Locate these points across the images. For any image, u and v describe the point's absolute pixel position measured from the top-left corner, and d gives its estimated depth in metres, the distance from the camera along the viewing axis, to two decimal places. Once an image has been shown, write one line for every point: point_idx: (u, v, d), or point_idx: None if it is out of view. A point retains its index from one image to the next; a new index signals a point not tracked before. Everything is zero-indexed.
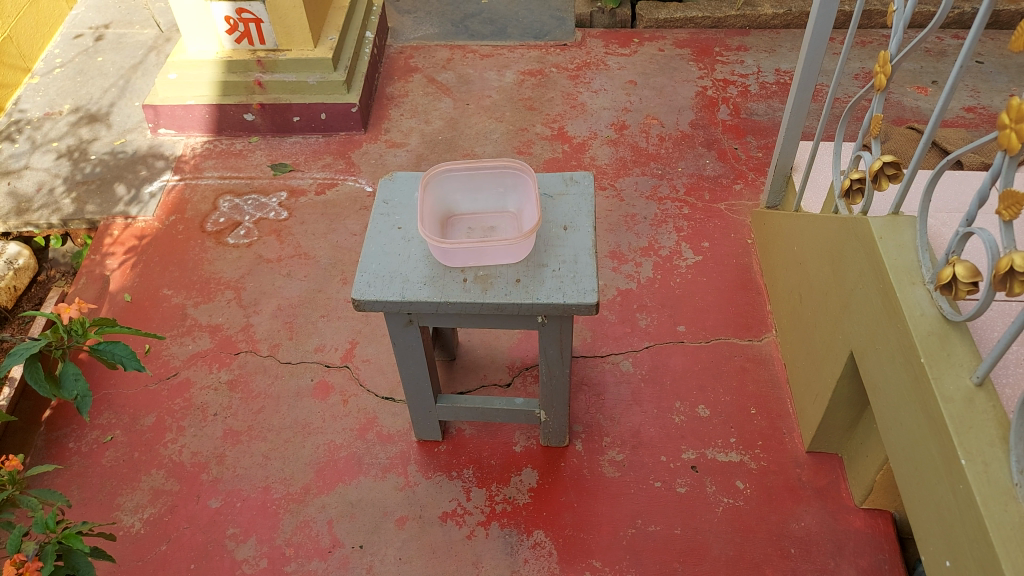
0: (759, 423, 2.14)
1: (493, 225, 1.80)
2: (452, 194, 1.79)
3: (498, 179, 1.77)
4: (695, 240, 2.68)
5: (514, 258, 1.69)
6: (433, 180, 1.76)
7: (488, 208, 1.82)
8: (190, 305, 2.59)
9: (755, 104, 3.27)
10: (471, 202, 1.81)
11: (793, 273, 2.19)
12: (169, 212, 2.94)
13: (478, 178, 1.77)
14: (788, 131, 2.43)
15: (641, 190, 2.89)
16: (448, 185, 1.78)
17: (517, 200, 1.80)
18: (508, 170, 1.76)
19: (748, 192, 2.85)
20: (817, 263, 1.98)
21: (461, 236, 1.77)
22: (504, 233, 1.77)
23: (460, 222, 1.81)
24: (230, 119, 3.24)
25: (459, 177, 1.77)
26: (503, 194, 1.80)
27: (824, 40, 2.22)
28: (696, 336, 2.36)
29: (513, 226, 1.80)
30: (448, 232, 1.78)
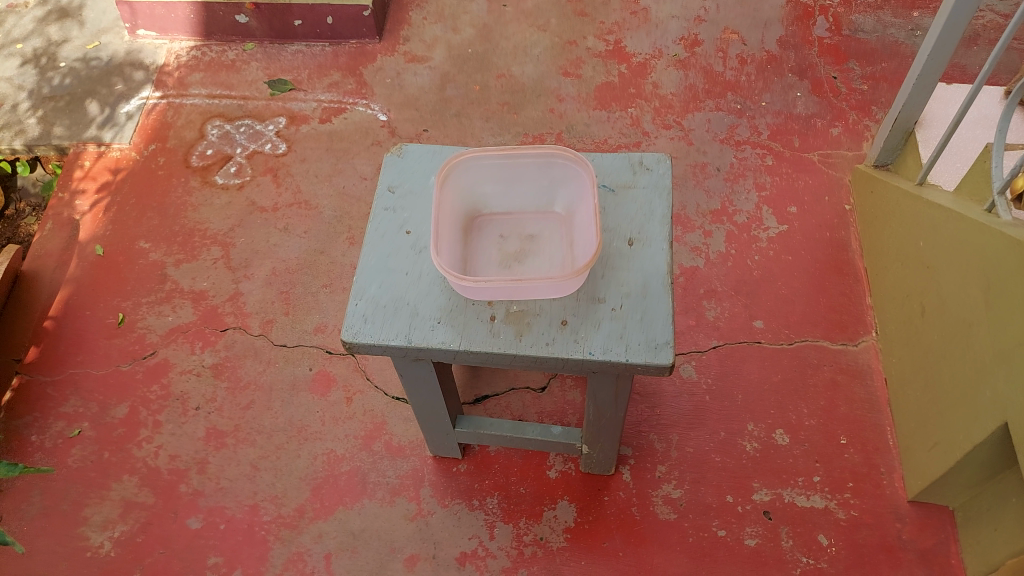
0: (852, 459, 1.74)
1: (535, 230, 1.35)
2: (477, 185, 1.33)
3: (542, 169, 1.30)
4: (779, 203, 2.18)
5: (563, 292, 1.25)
6: (454, 172, 1.30)
7: (527, 204, 1.36)
8: (171, 263, 2.19)
9: (862, 16, 2.61)
10: (504, 199, 1.35)
11: (913, 273, 1.72)
12: (149, 140, 2.49)
13: (515, 166, 1.30)
14: (923, 77, 1.86)
15: (714, 131, 2.36)
16: (472, 175, 1.31)
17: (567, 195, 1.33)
18: (554, 156, 1.28)
19: (849, 140, 2.29)
20: (960, 279, 1.50)
21: (492, 248, 1.32)
22: (547, 245, 1.33)
23: (489, 225, 1.36)
24: (219, 21, 2.70)
25: (488, 165, 1.30)
26: (547, 189, 1.33)
27: None
28: (776, 336, 1.94)
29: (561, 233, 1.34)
30: (473, 241, 1.34)
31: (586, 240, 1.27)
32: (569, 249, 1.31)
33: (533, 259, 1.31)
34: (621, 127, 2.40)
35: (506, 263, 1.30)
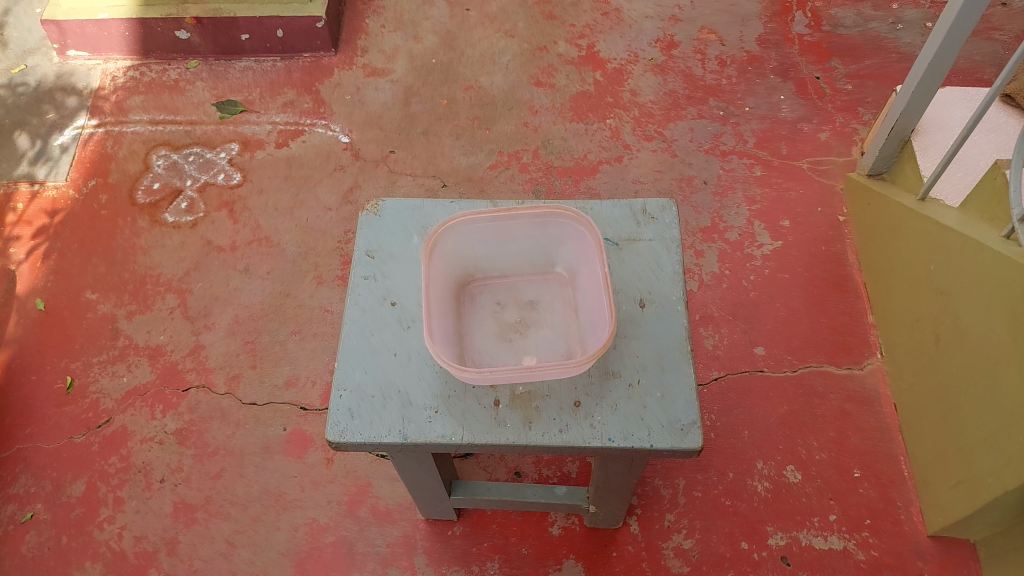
0: (868, 494, 1.66)
1: (533, 294, 1.24)
2: (465, 251, 1.21)
3: (538, 229, 1.19)
4: (771, 217, 2.07)
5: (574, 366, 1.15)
6: (441, 239, 1.17)
7: (522, 265, 1.25)
8: (123, 315, 2.01)
9: (841, 9, 2.51)
10: (496, 261, 1.24)
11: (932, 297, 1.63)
12: (88, 175, 2.27)
13: (507, 227, 1.18)
14: (922, 84, 1.77)
15: (698, 140, 2.24)
16: (460, 240, 1.19)
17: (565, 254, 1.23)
18: (551, 214, 1.17)
19: (838, 143, 2.19)
20: (994, 311, 1.41)
21: (488, 319, 1.21)
22: (549, 312, 1.22)
23: (481, 292, 1.24)
24: (159, 39, 2.48)
25: (478, 229, 1.18)
26: (543, 248, 1.22)
27: None
28: (779, 364, 1.84)
29: (562, 295, 1.24)
30: (467, 312, 1.22)
31: (593, 306, 1.17)
32: (574, 315, 1.20)
33: (536, 329, 1.20)
34: (599, 140, 2.27)
35: (506, 336, 1.19)
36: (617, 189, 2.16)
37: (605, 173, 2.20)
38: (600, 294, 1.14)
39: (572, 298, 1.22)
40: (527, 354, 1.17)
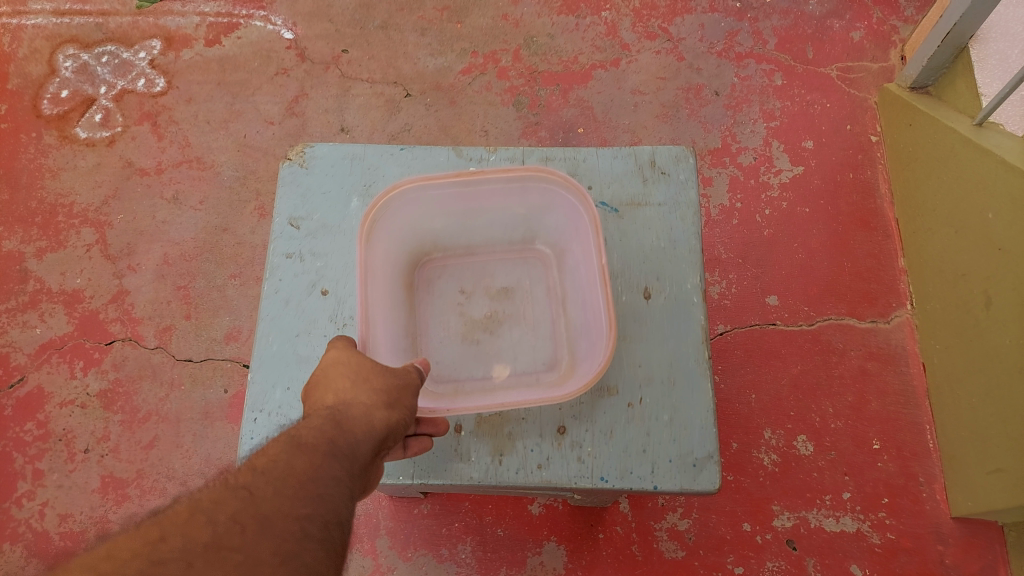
0: (886, 469, 1.47)
1: (504, 277, 1.11)
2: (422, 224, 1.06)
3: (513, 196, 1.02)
4: (791, 136, 1.77)
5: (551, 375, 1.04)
6: (388, 217, 0.99)
7: (491, 238, 1.10)
8: (32, 253, 1.71)
9: None
10: (461, 235, 1.09)
11: (991, 252, 1.37)
12: None
13: (472, 198, 1.02)
14: None
15: (708, 40, 1.89)
16: (413, 213, 1.03)
17: (543, 227, 1.08)
18: (530, 181, 0.99)
19: (873, 46, 1.85)
20: None
21: (453, 313, 1.08)
22: (528, 302, 1.09)
23: (441, 276, 1.11)
24: None
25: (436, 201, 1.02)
26: (515, 222, 1.08)
27: None
28: (794, 316, 1.60)
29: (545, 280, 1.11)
30: (427, 303, 1.09)
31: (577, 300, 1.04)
32: (560, 309, 1.08)
33: (510, 325, 1.08)
34: (592, 38, 1.91)
35: (473, 333, 1.07)
36: (612, 101, 1.84)
37: (599, 80, 1.86)
38: (587, 289, 1.00)
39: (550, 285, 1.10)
40: (496, 355, 1.06)
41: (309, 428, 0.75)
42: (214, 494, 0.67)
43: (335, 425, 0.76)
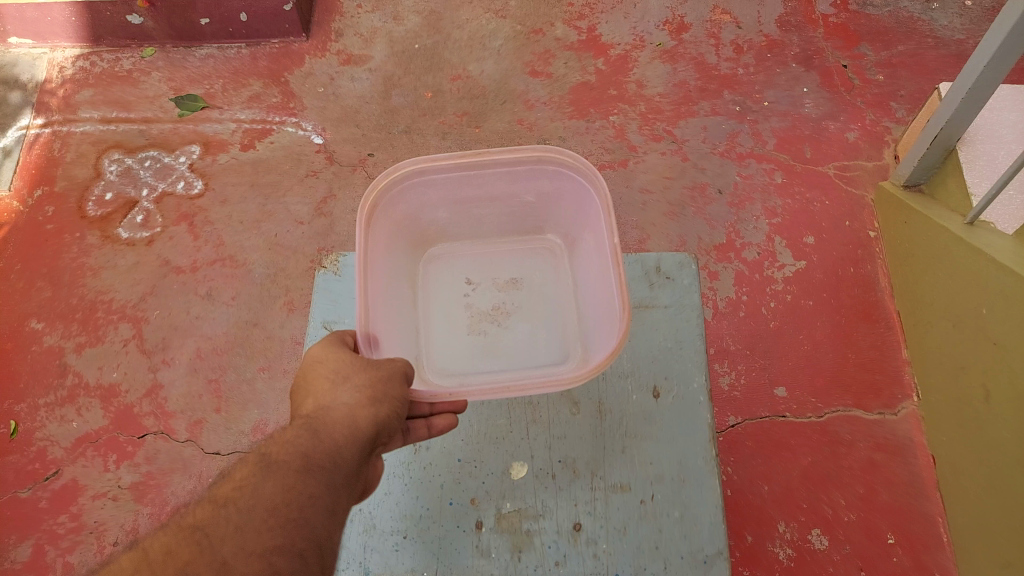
0: (899, 562, 1.49)
1: (512, 265, 1.54)
2: (432, 212, 1.46)
3: (507, 181, 1.39)
4: (793, 232, 1.86)
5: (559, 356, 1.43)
6: (410, 201, 1.40)
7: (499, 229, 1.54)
8: (71, 349, 1.80)
9: None
10: (467, 228, 1.53)
11: (987, 347, 1.42)
12: (33, 184, 2.03)
13: (477, 184, 1.39)
14: (972, 91, 1.55)
15: (711, 141, 2.01)
16: (433, 204, 1.44)
17: (545, 218, 1.51)
18: (520, 173, 1.37)
19: (868, 146, 1.96)
20: None
21: (472, 289, 1.51)
22: (530, 277, 1.52)
23: (462, 262, 1.55)
24: (106, 22, 2.19)
25: (444, 190, 1.40)
26: (512, 210, 1.48)
27: None
28: (802, 408, 1.65)
29: (543, 260, 1.54)
30: (453, 280, 1.52)
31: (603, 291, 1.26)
32: (557, 276, 1.51)
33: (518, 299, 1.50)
34: (602, 140, 2.03)
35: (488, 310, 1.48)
36: (622, 199, 1.94)
37: (609, 179, 1.97)
38: (601, 284, 1.30)
39: (547, 267, 1.53)
40: (509, 321, 1.47)
41: (282, 448, 0.92)
42: (192, 515, 0.85)
43: (313, 431, 0.95)
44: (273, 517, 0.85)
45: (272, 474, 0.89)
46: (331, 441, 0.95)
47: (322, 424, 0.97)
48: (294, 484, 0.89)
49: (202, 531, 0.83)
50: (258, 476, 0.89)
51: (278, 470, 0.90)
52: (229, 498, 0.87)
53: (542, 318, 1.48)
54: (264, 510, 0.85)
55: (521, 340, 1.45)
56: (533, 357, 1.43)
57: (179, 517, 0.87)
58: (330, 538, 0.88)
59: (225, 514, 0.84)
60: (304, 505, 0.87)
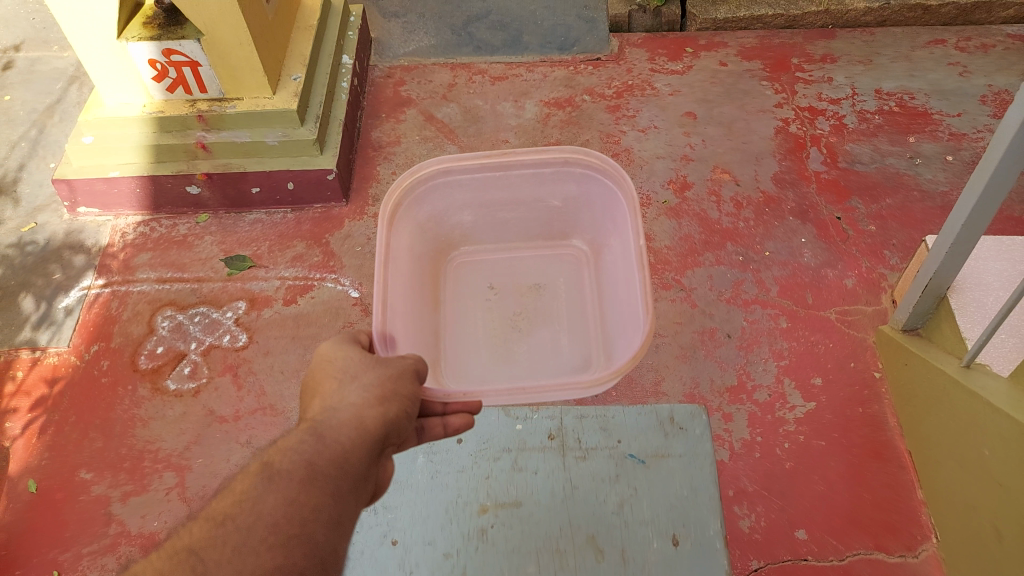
0: None
1: (536, 272, 2.05)
2: (460, 214, 2.01)
3: (533, 188, 1.95)
4: (800, 374, 1.97)
5: (582, 355, 1.89)
6: (453, 202, 1.97)
7: (530, 238, 2.07)
8: (118, 497, 1.90)
9: (856, 146, 2.45)
10: (493, 236, 2.07)
11: (996, 488, 1.49)
12: (90, 339, 2.20)
13: (502, 185, 1.94)
14: (955, 246, 1.70)
15: (718, 289, 2.16)
16: (471, 209, 2.00)
17: (570, 226, 2.04)
18: (546, 177, 1.92)
19: (865, 291, 2.11)
20: None
21: (507, 286, 2.03)
22: (547, 279, 2.04)
23: (500, 265, 2.07)
24: (167, 193, 2.45)
25: (471, 194, 1.96)
26: (537, 214, 2.02)
27: None
28: (822, 549, 1.69)
29: (562, 264, 2.06)
30: (490, 280, 2.04)
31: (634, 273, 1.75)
32: (571, 279, 2.03)
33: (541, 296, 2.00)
34: None
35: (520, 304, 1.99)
36: None
37: None
38: (618, 278, 1.85)
39: (565, 273, 2.04)
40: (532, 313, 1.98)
41: (286, 456, 1.13)
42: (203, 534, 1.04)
43: (320, 436, 1.17)
44: (276, 536, 1.04)
45: (275, 487, 1.08)
46: (336, 443, 1.16)
47: (328, 430, 1.18)
48: (297, 497, 1.08)
49: (200, 551, 1.01)
50: (262, 489, 1.08)
51: (282, 485, 1.09)
52: (234, 511, 1.06)
53: (561, 322, 1.95)
54: (267, 529, 1.04)
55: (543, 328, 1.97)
56: (554, 337, 1.94)
57: (188, 534, 1.05)
58: (334, 549, 1.08)
59: (233, 527, 1.03)
60: (304, 523, 1.06)
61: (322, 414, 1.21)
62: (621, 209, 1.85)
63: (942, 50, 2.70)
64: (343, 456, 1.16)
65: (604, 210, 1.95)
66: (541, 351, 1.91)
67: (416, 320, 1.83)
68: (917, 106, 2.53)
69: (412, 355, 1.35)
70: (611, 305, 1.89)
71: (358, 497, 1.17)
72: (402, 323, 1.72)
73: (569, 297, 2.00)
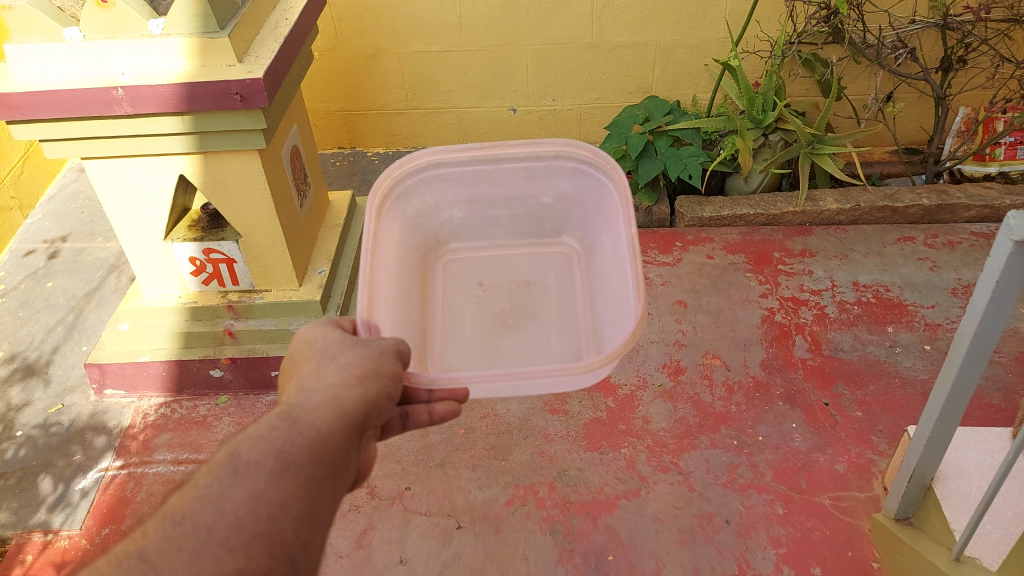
0: None
1: (528, 270, 2.21)
2: (450, 210, 2.17)
3: (525, 180, 2.11)
4: (799, 561, 2.00)
5: (569, 347, 2.02)
6: (443, 194, 2.13)
7: (520, 234, 2.24)
8: None
9: (838, 334, 2.62)
10: (484, 234, 2.24)
11: None
12: (103, 521, 2.26)
13: (493, 180, 2.10)
14: (932, 440, 1.77)
15: (714, 472, 2.23)
16: (462, 206, 2.16)
17: (562, 223, 2.21)
18: (536, 169, 2.08)
19: (856, 477, 2.18)
20: None
21: (493, 288, 2.18)
22: (537, 279, 2.19)
23: (489, 265, 2.23)
24: (192, 375, 2.60)
25: (463, 189, 2.12)
26: (529, 212, 2.19)
27: (985, 351, 1.59)
28: None
29: (555, 262, 2.22)
30: (482, 279, 2.20)
31: (621, 268, 1.88)
32: (562, 278, 2.18)
33: (533, 293, 2.16)
34: (615, 471, 2.26)
35: (511, 306, 2.13)
36: (636, 527, 2.11)
37: (624, 508, 2.16)
38: (610, 272, 1.99)
39: (554, 270, 2.20)
40: (522, 312, 2.12)
41: (254, 447, 1.15)
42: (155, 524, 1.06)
43: (291, 422, 1.21)
44: (240, 536, 1.04)
45: (240, 480, 1.10)
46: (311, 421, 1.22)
47: (302, 416, 1.23)
48: (263, 492, 1.09)
49: (152, 557, 1.01)
50: (226, 485, 1.09)
51: (249, 477, 1.11)
52: (194, 509, 1.06)
53: (549, 318, 2.10)
54: (230, 528, 1.05)
55: (534, 328, 2.08)
56: (545, 334, 2.06)
57: (143, 536, 1.05)
58: (303, 544, 1.09)
59: (193, 527, 1.04)
60: (270, 519, 1.08)
61: (298, 404, 1.26)
62: (611, 202, 2.01)
63: (911, 246, 2.95)
64: (315, 444, 1.19)
65: (596, 209, 2.11)
66: (528, 342, 2.04)
67: (405, 309, 1.98)
68: (892, 298, 2.73)
69: (393, 336, 1.41)
70: (599, 303, 2.04)
71: (335, 485, 1.20)
72: (390, 310, 1.86)
73: (556, 293, 2.16)
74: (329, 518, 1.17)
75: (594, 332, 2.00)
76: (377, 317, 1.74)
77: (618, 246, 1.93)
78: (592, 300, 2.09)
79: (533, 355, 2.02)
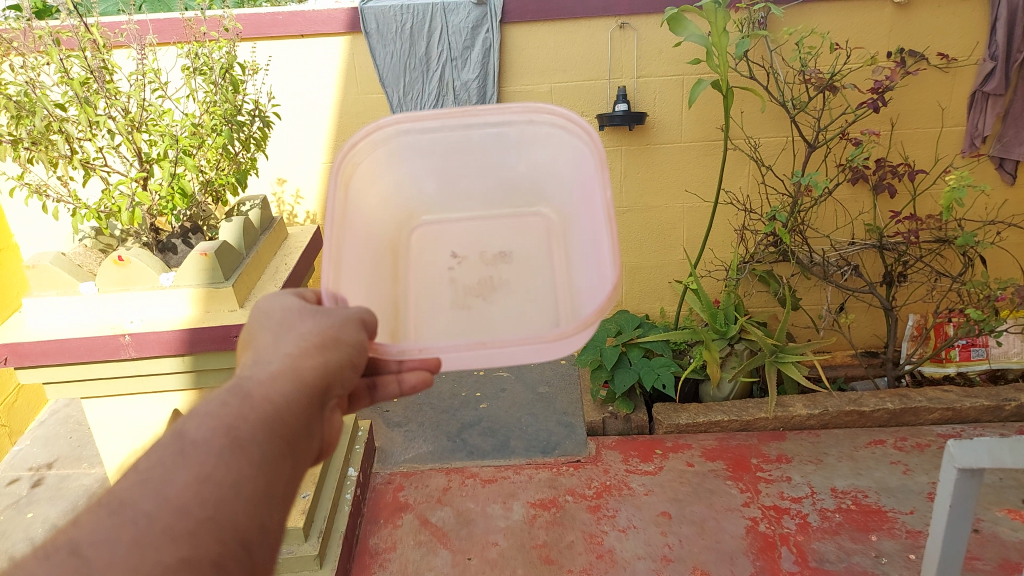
0: None
1: (504, 239, 1.92)
2: (419, 180, 1.88)
3: (498, 142, 1.80)
4: None
5: (548, 319, 1.77)
6: (411, 160, 1.83)
7: (495, 201, 1.92)
8: None
9: (822, 544, 2.63)
10: (458, 201, 1.93)
11: None
12: None
13: (464, 146, 1.81)
14: None
15: None
16: (433, 177, 1.88)
17: (539, 190, 1.89)
18: (509, 130, 1.76)
19: None
20: None
21: (467, 261, 1.91)
22: (514, 248, 1.90)
23: (465, 232, 1.93)
24: None
25: (433, 158, 1.84)
26: (501, 178, 1.88)
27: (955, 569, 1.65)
28: None
29: (533, 231, 1.91)
30: (457, 249, 1.92)
31: (598, 241, 1.59)
32: (541, 250, 1.88)
33: (508, 266, 1.89)
34: None
35: (484, 279, 1.87)
36: None
37: None
38: (588, 245, 1.68)
39: (533, 241, 1.90)
40: (497, 285, 1.86)
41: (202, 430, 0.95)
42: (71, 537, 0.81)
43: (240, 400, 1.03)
44: (185, 522, 0.83)
45: (185, 462, 0.89)
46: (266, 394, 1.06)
47: (255, 391, 1.06)
48: (212, 472, 0.89)
49: (85, 549, 0.78)
50: (171, 467, 0.89)
51: (198, 458, 0.90)
52: (133, 495, 0.84)
53: (528, 290, 1.85)
54: (174, 513, 0.83)
55: (510, 303, 1.82)
56: (523, 308, 1.81)
57: (73, 527, 0.82)
58: (259, 528, 0.91)
59: (131, 515, 0.82)
60: (220, 501, 0.88)
61: (249, 376, 1.10)
62: (587, 169, 1.69)
63: (881, 450, 3.05)
64: (269, 422, 1.02)
65: (574, 177, 1.77)
66: (503, 315, 1.81)
67: (376, 282, 1.74)
68: (871, 503, 2.78)
69: (357, 307, 1.28)
70: (578, 274, 1.75)
71: (293, 463, 1.03)
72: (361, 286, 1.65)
73: (536, 266, 1.88)
74: (286, 503, 0.99)
75: (574, 305, 1.74)
76: (345, 292, 1.52)
77: (591, 212, 1.63)
78: (571, 275, 1.81)
79: (508, 329, 1.78)
